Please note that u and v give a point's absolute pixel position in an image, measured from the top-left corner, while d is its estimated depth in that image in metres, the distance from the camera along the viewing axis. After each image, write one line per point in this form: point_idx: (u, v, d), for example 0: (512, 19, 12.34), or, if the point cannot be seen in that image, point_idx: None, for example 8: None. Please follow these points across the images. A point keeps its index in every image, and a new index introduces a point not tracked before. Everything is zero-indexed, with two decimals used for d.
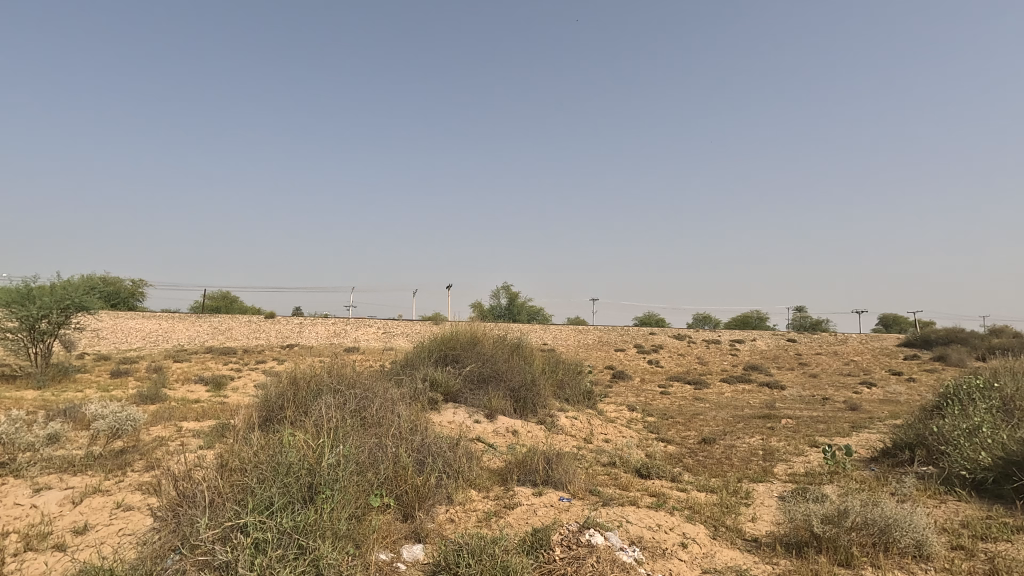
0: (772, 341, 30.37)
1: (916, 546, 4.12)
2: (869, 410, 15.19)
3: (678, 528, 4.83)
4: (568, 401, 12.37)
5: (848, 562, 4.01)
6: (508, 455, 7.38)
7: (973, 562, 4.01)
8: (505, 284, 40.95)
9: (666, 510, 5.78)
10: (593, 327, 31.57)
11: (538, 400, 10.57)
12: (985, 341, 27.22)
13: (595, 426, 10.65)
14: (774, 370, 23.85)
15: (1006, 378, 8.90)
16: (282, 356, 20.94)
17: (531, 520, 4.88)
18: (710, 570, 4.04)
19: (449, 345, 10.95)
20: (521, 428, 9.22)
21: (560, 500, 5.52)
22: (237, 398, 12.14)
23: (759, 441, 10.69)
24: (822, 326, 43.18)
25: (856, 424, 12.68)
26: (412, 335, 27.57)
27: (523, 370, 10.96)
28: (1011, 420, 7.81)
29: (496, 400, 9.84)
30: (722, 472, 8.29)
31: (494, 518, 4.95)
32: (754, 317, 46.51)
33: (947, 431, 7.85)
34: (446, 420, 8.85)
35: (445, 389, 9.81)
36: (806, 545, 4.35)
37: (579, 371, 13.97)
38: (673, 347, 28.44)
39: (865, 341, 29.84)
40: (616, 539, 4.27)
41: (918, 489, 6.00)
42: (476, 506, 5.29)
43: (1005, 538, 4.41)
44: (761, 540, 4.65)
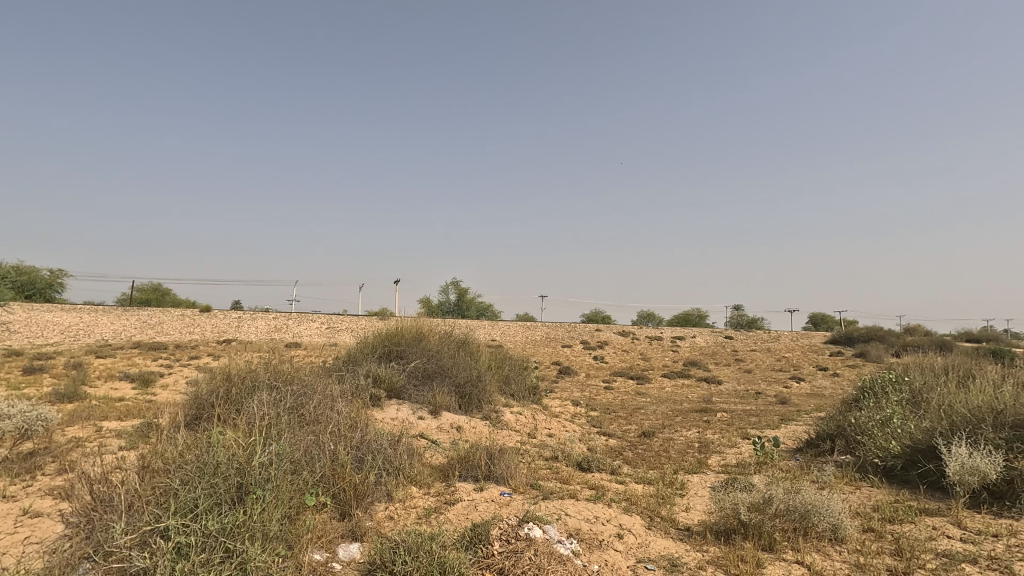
0: (712, 339, 31.57)
1: (832, 530, 4.38)
2: (797, 403, 16.12)
3: (615, 519, 4.92)
4: (513, 397, 12.42)
5: (772, 547, 4.22)
6: (451, 450, 7.35)
7: (881, 543, 4.31)
8: (455, 280, 40.80)
9: (604, 502, 5.92)
10: (541, 325, 31.90)
11: (483, 395, 10.58)
12: (900, 339, 29.47)
13: (539, 421, 10.74)
14: (712, 366, 24.86)
15: (915, 373, 9.67)
16: (218, 351, 20.03)
17: (472, 515, 4.85)
18: (644, 560, 4.14)
19: (394, 341, 10.71)
20: (466, 424, 9.18)
21: (501, 495, 5.50)
22: (166, 396, 11.48)
23: (695, 434, 11.10)
24: (757, 323, 45.73)
25: (784, 417, 13.39)
26: (358, 330, 26.99)
27: (469, 367, 10.89)
28: (918, 411, 8.48)
29: (441, 396, 9.74)
30: (659, 464, 8.56)
31: (434, 516, 4.87)
32: (694, 317, 48.64)
33: (864, 422, 8.41)
34: (389, 416, 8.68)
35: (389, 385, 9.58)
36: (734, 532, 4.55)
37: (525, 367, 14.05)
38: (618, 343, 29.14)
39: (796, 340, 31.45)
40: (554, 531, 4.30)
41: (837, 476, 6.37)
42: (416, 503, 5.19)
43: (909, 520, 4.76)
44: (693, 530, 4.82)
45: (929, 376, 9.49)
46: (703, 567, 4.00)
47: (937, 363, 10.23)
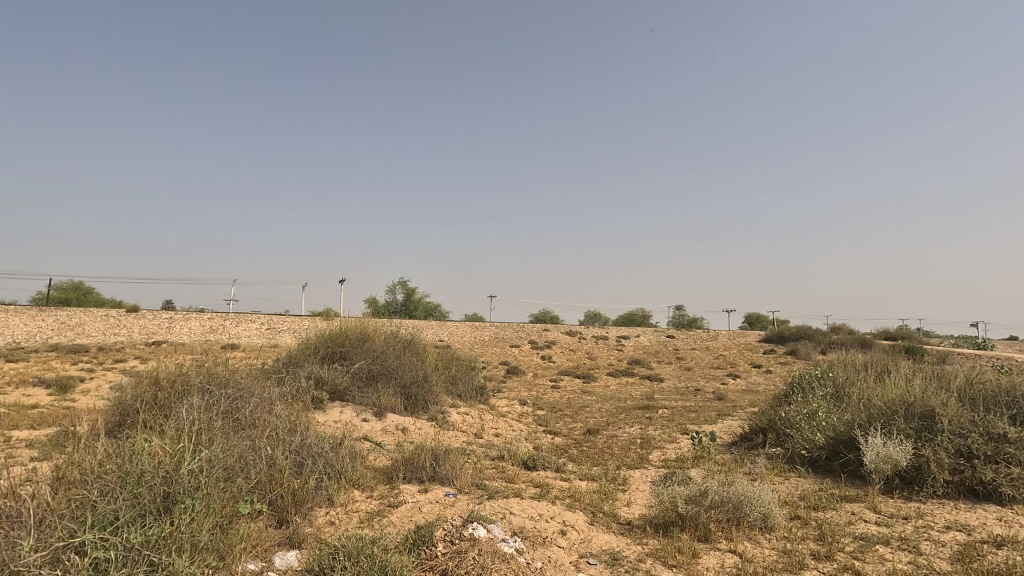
0: (654, 338, 32.59)
1: (763, 518, 4.62)
2: (732, 399, 16.92)
3: (558, 516, 5.00)
4: (460, 398, 12.35)
5: (707, 537, 4.41)
6: (396, 452, 7.24)
7: (806, 530, 4.58)
8: (403, 279, 40.13)
9: (549, 500, 6.00)
10: (490, 325, 31.94)
11: (430, 396, 10.47)
12: (827, 337, 31.42)
13: (486, 421, 10.74)
14: (655, 364, 25.67)
15: (838, 370, 10.37)
16: (146, 354, 18.84)
17: (416, 517, 4.76)
18: (586, 555, 4.21)
19: (337, 342, 10.40)
20: (411, 426, 9.06)
21: (445, 496, 5.43)
22: (86, 402, 10.70)
23: (638, 430, 11.42)
24: (696, 322, 47.69)
25: (721, 412, 14.01)
26: (300, 331, 26.13)
27: (415, 367, 10.74)
28: (840, 405, 9.10)
29: (385, 397, 9.58)
30: (603, 460, 8.76)
31: (377, 519, 4.74)
32: (639, 317, 50.12)
33: (792, 416, 8.90)
34: (331, 419, 8.44)
35: (331, 387, 9.31)
36: (672, 524, 4.70)
37: (472, 367, 14.02)
38: (565, 343, 29.55)
39: (732, 338, 32.94)
40: (498, 530, 4.28)
41: (768, 469, 6.68)
42: (359, 506, 5.05)
43: (831, 506, 5.07)
44: (634, 523, 4.96)
45: (850, 372, 10.17)
46: (644, 560, 4.10)
47: (857, 360, 11.00)
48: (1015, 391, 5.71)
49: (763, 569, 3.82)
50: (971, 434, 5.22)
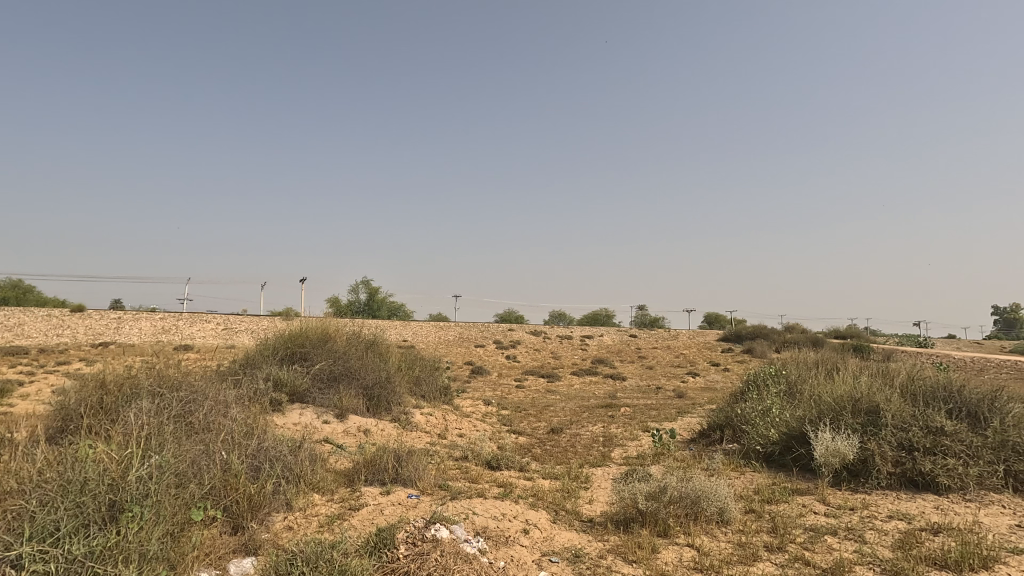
0: (618, 337, 33.11)
1: (719, 513, 4.79)
2: (692, 397, 17.39)
3: (521, 515, 5.03)
4: (424, 398, 12.26)
5: (666, 533, 4.53)
6: (358, 454, 7.14)
7: (760, 522, 4.76)
8: (366, 279, 39.48)
9: (512, 499, 6.04)
10: (454, 325, 31.80)
11: (393, 397, 10.36)
12: (781, 335, 32.61)
13: (450, 422, 10.71)
14: (618, 363, 26.09)
15: (791, 368, 10.81)
16: (93, 356, 17.99)
17: (377, 520, 4.67)
18: (548, 553, 4.25)
19: (297, 342, 10.14)
20: (374, 427, 8.95)
21: (408, 497, 5.37)
22: (26, 407, 10.14)
23: (600, 428, 11.60)
24: (658, 322, 48.76)
25: (681, 410, 14.37)
26: (258, 331, 25.42)
27: (378, 368, 10.61)
28: (793, 401, 9.47)
29: (347, 399, 9.43)
30: (566, 459, 8.86)
31: (337, 523, 4.63)
32: (603, 316, 50.85)
33: (748, 413, 9.21)
34: (291, 421, 8.24)
35: (291, 389, 9.08)
36: (632, 520, 4.81)
37: (436, 367, 13.93)
38: (530, 343, 29.70)
39: (692, 337, 33.80)
40: (462, 531, 4.21)
41: (725, 464, 6.89)
42: (318, 510, 4.94)
43: (784, 499, 5.27)
44: (595, 521, 5.05)
45: (802, 370, 10.62)
46: (605, 556, 4.18)
47: (808, 358, 11.49)
48: (951, 387, 6.07)
49: (719, 561, 3.94)
50: (911, 428, 5.55)
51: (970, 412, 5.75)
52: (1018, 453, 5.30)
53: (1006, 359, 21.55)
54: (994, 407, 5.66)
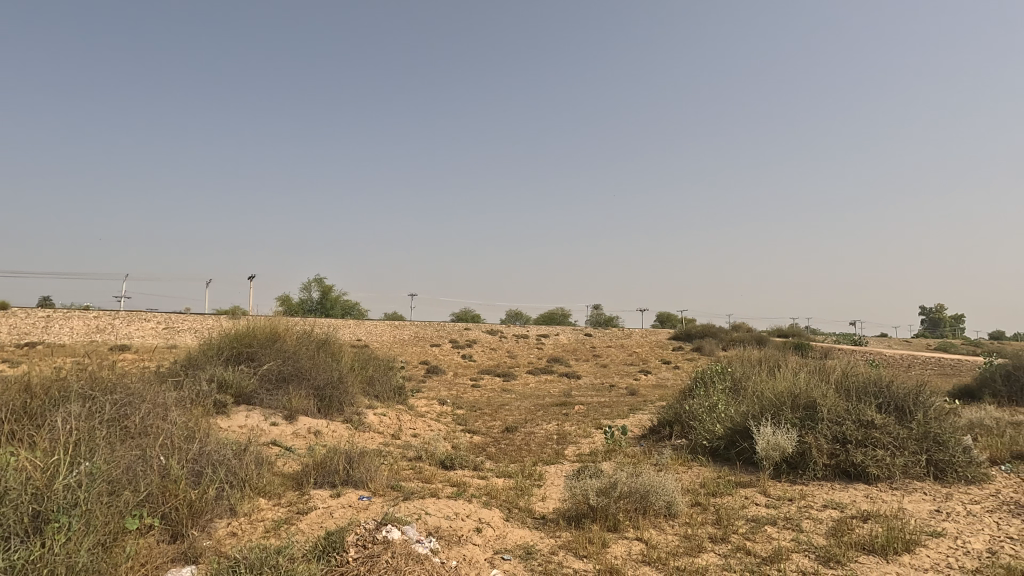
0: (573, 335, 33.57)
1: (667, 506, 4.96)
2: (643, 394, 17.89)
3: (474, 514, 4.97)
4: (377, 398, 12.09)
5: (616, 527, 4.65)
6: (307, 457, 6.98)
7: (705, 515, 4.97)
8: (319, 278, 38.42)
9: (466, 498, 6.06)
10: (410, 325, 31.44)
11: (345, 398, 10.16)
12: (728, 334, 33.94)
13: (403, 422, 10.62)
14: (573, 362, 26.48)
15: (735, 366, 11.32)
16: (18, 357, 16.83)
17: (327, 523, 4.37)
18: (501, 551, 4.24)
19: (244, 342, 9.68)
20: (325, 429, 8.78)
21: (358, 500, 5.13)
22: None
23: (554, 426, 11.76)
24: (612, 321, 49.87)
25: (633, 407, 14.75)
26: (203, 330, 24.38)
27: (329, 368, 10.36)
28: (737, 397, 9.93)
29: (297, 400, 9.16)
30: (520, 457, 8.96)
31: (284, 528, 4.31)
32: (558, 315, 51.48)
33: (696, 409, 9.56)
34: (236, 424, 7.95)
35: (237, 390, 8.72)
36: (584, 516, 4.91)
37: (390, 367, 13.74)
38: (486, 342, 29.73)
39: (645, 336, 34.68)
40: (413, 531, 4.05)
41: (673, 459, 7.11)
42: (265, 515, 4.60)
43: (728, 492, 5.52)
44: (547, 518, 5.12)
45: (746, 368, 11.13)
46: (556, 552, 4.23)
47: (752, 356, 12.04)
48: (880, 383, 6.50)
49: (666, 553, 4.09)
50: (845, 421, 5.97)
51: (898, 407, 6.21)
52: (938, 444, 5.79)
53: (930, 356, 23.20)
54: (918, 401, 6.14)
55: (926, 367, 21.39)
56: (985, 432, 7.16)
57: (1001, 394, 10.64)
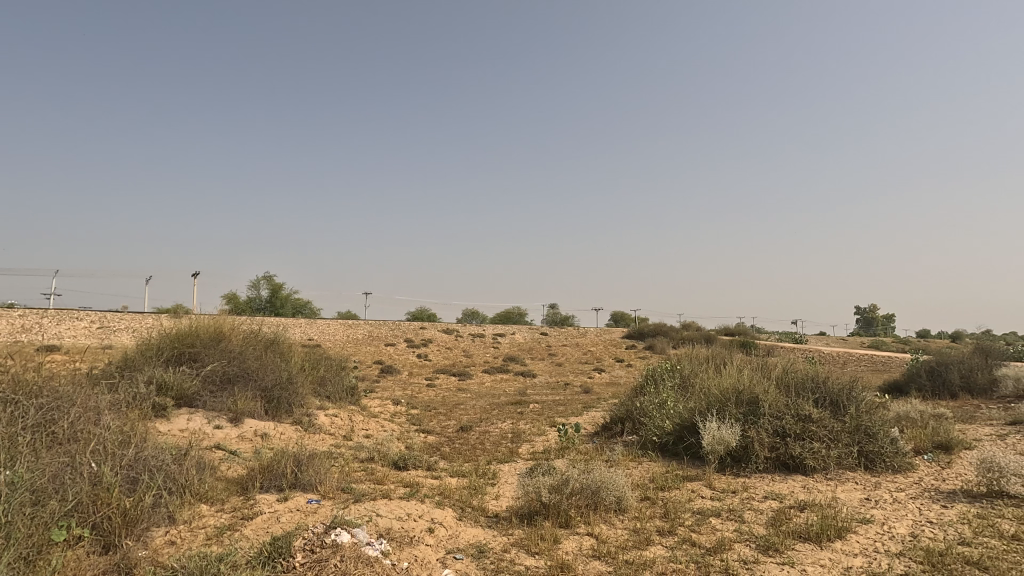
0: (529, 335, 33.80)
1: (617, 501, 5.09)
2: (597, 391, 18.24)
3: (426, 514, 4.86)
4: (328, 399, 11.82)
5: (567, 523, 4.73)
6: (253, 461, 6.74)
7: (653, 509, 5.12)
8: (268, 276, 37.13)
9: (418, 498, 6.03)
10: (363, 324, 30.85)
11: (294, 399, 9.87)
12: (679, 332, 35.00)
13: (355, 423, 10.45)
14: (528, 360, 26.69)
15: (685, 363, 11.69)
16: None
17: (273, 528, 4.04)
18: (453, 550, 4.20)
19: (186, 342, 9.16)
20: (272, 432, 8.51)
21: (308, 503, 4.75)
22: None
23: (509, 425, 11.83)
24: (567, 321, 50.59)
25: (587, 405, 15.02)
26: (142, 329, 23.13)
27: (278, 368, 10.01)
28: (685, 393, 10.26)
29: (243, 402, 8.79)
30: (474, 456, 8.97)
31: (227, 535, 3.98)
32: (515, 313, 51.73)
33: (646, 406, 9.81)
34: (177, 428, 7.57)
35: (178, 393, 8.27)
36: (537, 513, 4.96)
37: (342, 367, 13.44)
38: (442, 341, 29.54)
39: (600, 335, 35.28)
40: (363, 533, 3.97)
41: (624, 455, 7.26)
42: (206, 522, 4.19)
43: (676, 486, 5.70)
44: (500, 515, 5.12)
45: (694, 365, 11.50)
46: (508, 549, 4.23)
47: (700, 353, 12.46)
48: (817, 378, 6.88)
49: (616, 547, 4.18)
50: (785, 417, 6.26)
51: (833, 401, 6.58)
52: (868, 435, 6.16)
53: (862, 353, 24.66)
54: (851, 395, 6.54)
55: (860, 364, 22.70)
56: (911, 424, 7.68)
57: (925, 388, 11.44)
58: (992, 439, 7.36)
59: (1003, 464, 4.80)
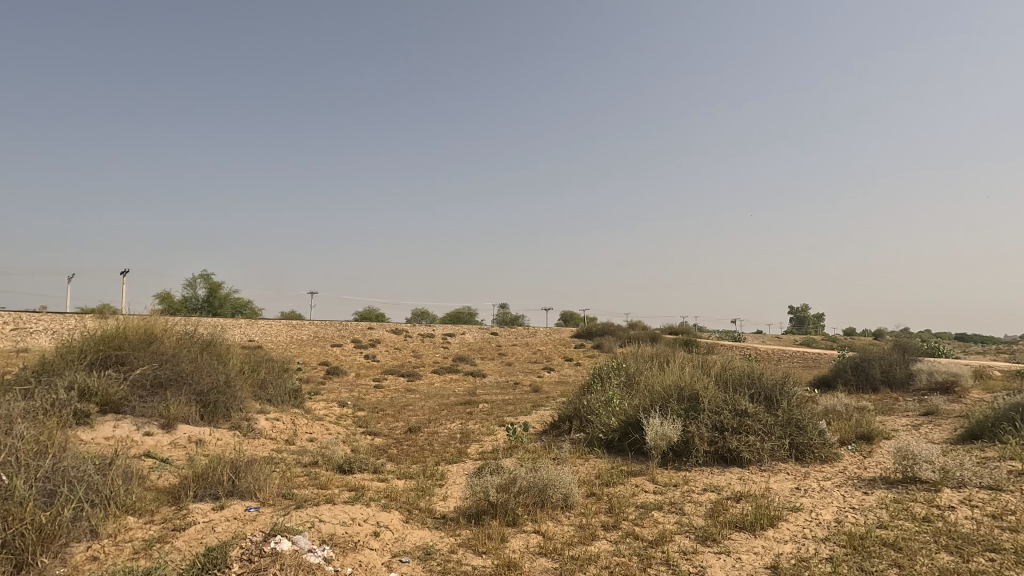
0: (479, 334, 33.74)
1: (564, 498, 5.16)
2: (546, 390, 18.44)
3: (372, 518, 4.76)
4: (270, 403, 11.37)
5: (515, 521, 4.75)
6: (187, 469, 6.39)
7: (598, 505, 5.23)
8: (206, 275, 35.40)
9: (364, 502, 5.90)
10: (308, 325, 29.90)
11: (232, 403, 9.44)
12: (626, 331, 35.89)
13: (298, 426, 10.11)
14: (478, 360, 26.64)
15: (630, 361, 11.99)
16: None
17: (208, 538, 3.83)
18: (399, 553, 4.13)
19: (113, 345, 8.53)
20: (208, 438, 8.11)
21: (246, 510, 4.53)
22: None
23: (458, 425, 11.77)
24: (516, 321, 50.87)
25: (536, 403, 15.15)
26: (63, 330, 21.53)
27: (216, 371, 9.53)
28: (630, 390, 10.53)
29: (176, 407, 8.31)
30: (422, 458, 8.86)
31: (157, 547, 3.72)
32: (465, 313, 51.54)
33: (593, 403, 9.99)
34: (101, 436, 7.08)
35: (103, 399, 7.71)
36: (484, 513, 4.96)
37: (284, 370, 12.96)
38: (391, 341, 29.05)
39: (549, 334, 35.67)
40: (305, 540, 3.85)
41: (572, 452, 7.35)
42: (134, 535, 3.91)
43: (620, 481, 5.84)
44: (448, 516, 5.08)
45: (639, 363, 11.81)
46: (455, 550, 4.21)
47: (645, 352, 12.81)
48: (753, 374, 7.23)
49: (562, 544, 4.24)
50: (723, 412, 6.54)
51: (767, 396, 6.94)
52: (799, 428, 6.52)
53: (795, 351, 26.06)
54: (783, 391, 6.92)
55: (793, 361, 23.97)
56: (837, 417, 8.18)
57: (850, 383, 12.20)
58: (908, 429, 7.95)
59: (916, 451, 5.21)
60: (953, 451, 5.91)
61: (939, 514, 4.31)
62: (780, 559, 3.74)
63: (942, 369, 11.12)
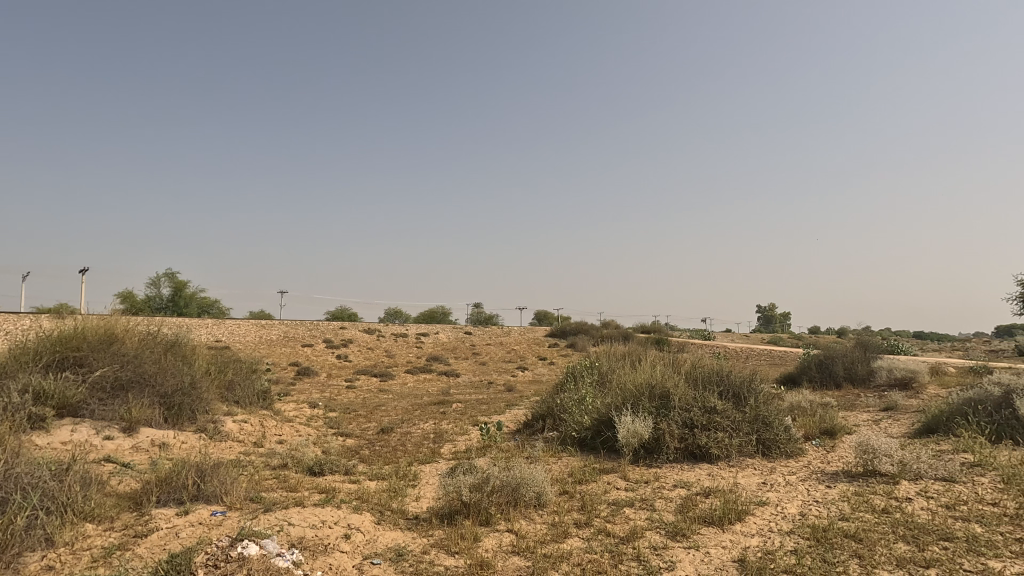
0: (453, 334, 33.59)
1: (537, 496, 5.17)
2: (520, 390, 18.47)
3: (342, 520, 4.69)
4: (237, 404, 11.09)
5: (488, 521, 4.74)
6: (150, 473, 6.19)
7: (571, 503, 5.25)
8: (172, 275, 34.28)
9: (335, 504, 5.82)
10: (278, 325, 29.30)
11: (198, 405, 9.18)
12: (599, 331, 36.21)
13: (267, 428, 9.89)
14: (452, 360, 26.53)
15: (602, 360, 12.09)
16: None
17: (172, 544, 3.72)
18: (370, 555, 4.08)
19: (71, 346, 8.18)
20: (172, 441, 7.86)
21: (211, 515, 4.40)
22: None
23: (431, 425, 11.68)
24: (491, 321, 50.81)
25: (509, 403, 15.14)
26: (18, 330, 20.64)
27: (180, 372, 9.25)
28: (603, 389, 10.62)
29: (138, 409, 8.03)
30: (394, 458, 8.77)
31: (116, 555, 3.59)
32: (439, 313, 51.22)
33: (566, 402, 10.04)
34: (58, 441, 6.80)
35: (59, 402, 7.40)
36: (457, 513, 4.94)
37: (253, 370, 12.66)
38: (363, 341, 28.69)
39: (524, 333, 35.73)
40: (273, 544, 3.76)
41: (545, 450, 7.37)
42: (93, 543, 3.77)
43: (593, 479, 5.88)
44: (421, 516, 5.04)
45: (612, 362, 11.92)
46: (427, 551, 4.17)
47: (617, 351, 12.93)
48: (722, 372, 7.37)
49: (535, 542, 4.25)
50: (693, 409, 6.64)
51: (735, 393, 7.08)
52: (765, 424, 6.68)
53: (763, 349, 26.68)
54: (750, 388, 7.07)
55: (761, 358, 24.54)
56: (802, 413, 8.39)
57: (814, 380, 12.55)
58: (869, 424, 8.21)
59: (876, 445, 5.38)
60: (910, 444, 6.13)
61: (897, 505, 4.46)
62: (748, 552, 3.82)
63: (901, 366, 11.53)
